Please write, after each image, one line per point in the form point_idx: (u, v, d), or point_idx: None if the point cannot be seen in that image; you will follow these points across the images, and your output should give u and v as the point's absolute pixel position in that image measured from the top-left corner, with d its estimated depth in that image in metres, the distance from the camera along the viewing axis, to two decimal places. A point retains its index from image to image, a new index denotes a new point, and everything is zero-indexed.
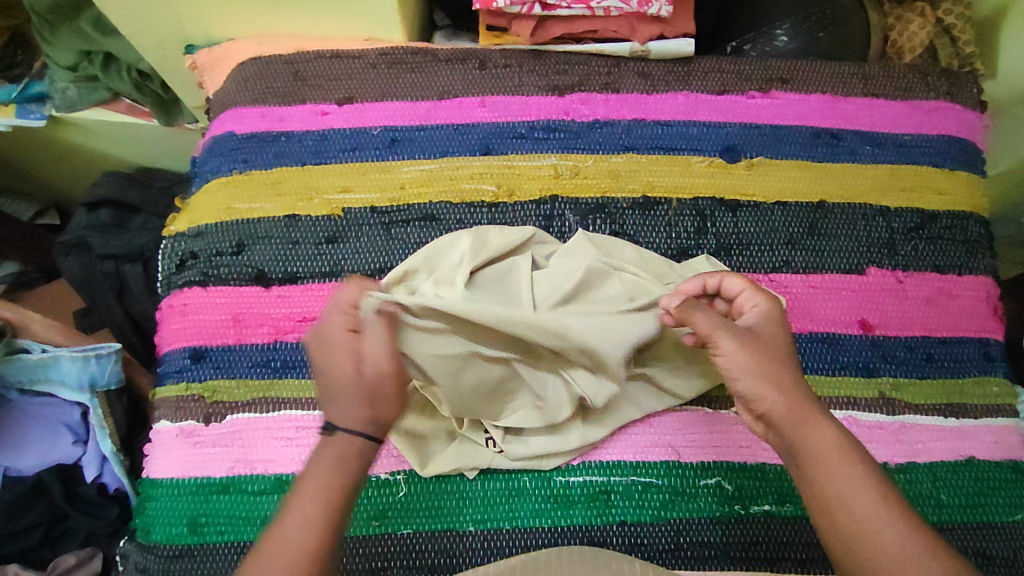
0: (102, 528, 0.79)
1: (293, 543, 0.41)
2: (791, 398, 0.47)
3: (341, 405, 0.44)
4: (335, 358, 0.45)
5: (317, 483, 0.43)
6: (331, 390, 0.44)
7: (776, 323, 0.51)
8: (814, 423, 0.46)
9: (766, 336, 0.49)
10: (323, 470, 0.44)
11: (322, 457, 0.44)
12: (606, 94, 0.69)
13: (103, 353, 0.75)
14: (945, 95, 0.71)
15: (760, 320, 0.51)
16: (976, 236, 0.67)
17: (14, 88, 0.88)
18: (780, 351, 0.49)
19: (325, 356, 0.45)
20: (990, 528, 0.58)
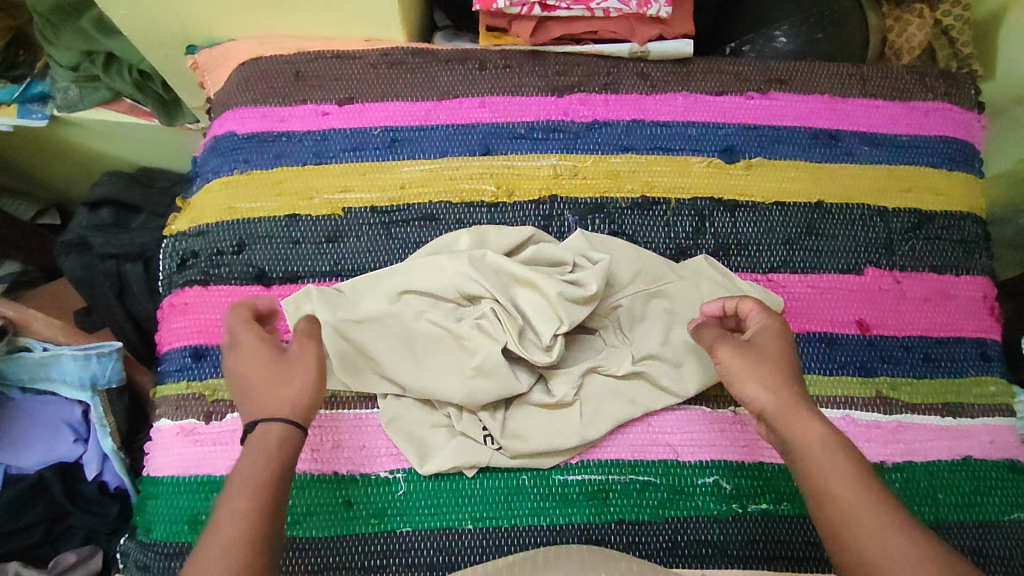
0: (103, 525, 0.79)
1: (231, 531, 0.42)
2: (782, 396, 0.48)
3: (256, 403, 0.48)
4: (250, 362, 0.50)
5: (247, 479, 0.44)
6: (249, 393, 0.49)
7: (777, 333, 0.52)
8: (803, 422, 0.47)
9: (763, 345, 0.51)
10: (251, 464, 0.45)
11: (251, 450, 0.46)
12: (605, 94, 0.69)
13: (104, 352, 0.76)
14: (944, 95, 0.72)
15: (759, 332, 0.52)
16: (973, 237, 0.68)
17: (16, 88, 0.89)
18: (777, 359, 0.50)
19: (239, 362, 0.51)
20: (987, 527, 0.58)
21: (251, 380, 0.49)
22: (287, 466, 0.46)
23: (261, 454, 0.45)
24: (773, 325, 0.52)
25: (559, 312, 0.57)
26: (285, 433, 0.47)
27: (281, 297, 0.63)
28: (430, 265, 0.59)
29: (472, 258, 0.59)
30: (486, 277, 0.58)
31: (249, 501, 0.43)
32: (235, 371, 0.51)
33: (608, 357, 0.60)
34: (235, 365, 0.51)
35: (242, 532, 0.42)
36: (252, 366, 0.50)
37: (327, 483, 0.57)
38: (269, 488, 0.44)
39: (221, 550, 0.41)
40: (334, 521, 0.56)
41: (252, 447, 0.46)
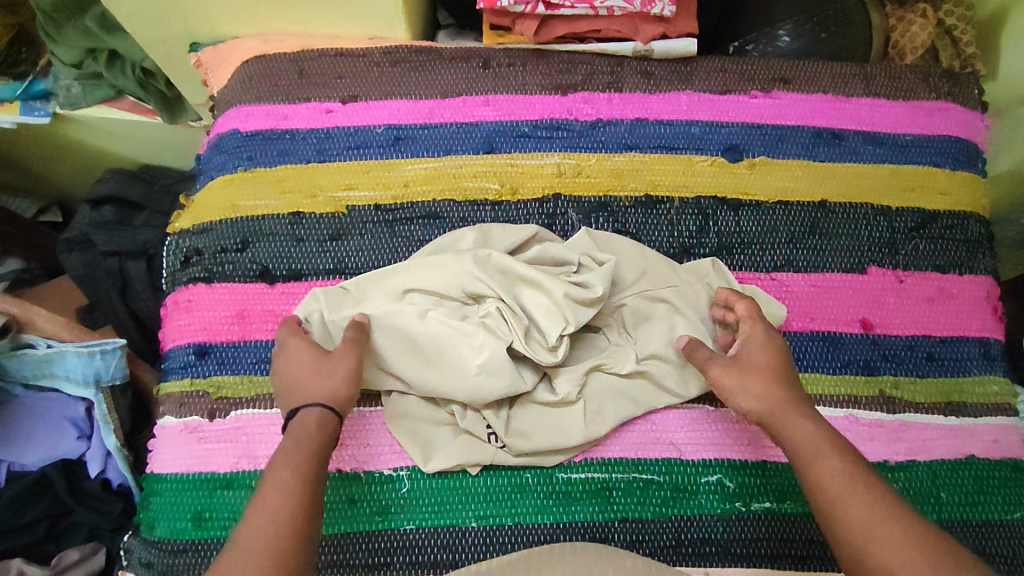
0: (106, 522, 0.79)
1: (275, 504, 0.45)
2: (775, 399, 0.52)
3: (301, 394, 0.53)
4: (293, 358, 0.55)
5: (288, 457, 0.48)
6: (294, 386, 0.53)
7: (765, 341, 0.56)
8: (793, 420, 0.51)
9: (751, 356, 0.55)
10: (293, 445, 0.49)
11: (292, 434, 0.50)
12: (609, 93, 0.69)
13: (107, 348, 0.75)
14: (947, 95, 0.72)
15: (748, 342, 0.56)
16: (977, 237, 0.68)
17: (19, 85, 0.89)
18: (766, 365, 0.54)
19: (285, 358, 0.55)
20: (990, 526, 0.58)
21: (295, 375, 0.54)
22: (325, 448, 0.50)
23: (301, 436, 0.50)
24: (761, 334, 0.56)
25: (564, 312, 0.57)
26: (324, 420, 0.51)
27: (284, 295, 0.63)
28: (433, 264, 0.59)
29: (477, 258, 0.58)
30: (490, 277, 0.58)
31: (291, 475, 0.47)
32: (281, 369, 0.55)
33: (612, 356, 0.60)
34: (281, 363, 0.55)
35: (286, 502, 0.46)
36: (297, 361, 0.55)
37: (331, 480, 0.57)
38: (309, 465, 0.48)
39: (265, 515, 0.45)
40: (338, 518, 0.56)
41: (294, 431, 0.50)
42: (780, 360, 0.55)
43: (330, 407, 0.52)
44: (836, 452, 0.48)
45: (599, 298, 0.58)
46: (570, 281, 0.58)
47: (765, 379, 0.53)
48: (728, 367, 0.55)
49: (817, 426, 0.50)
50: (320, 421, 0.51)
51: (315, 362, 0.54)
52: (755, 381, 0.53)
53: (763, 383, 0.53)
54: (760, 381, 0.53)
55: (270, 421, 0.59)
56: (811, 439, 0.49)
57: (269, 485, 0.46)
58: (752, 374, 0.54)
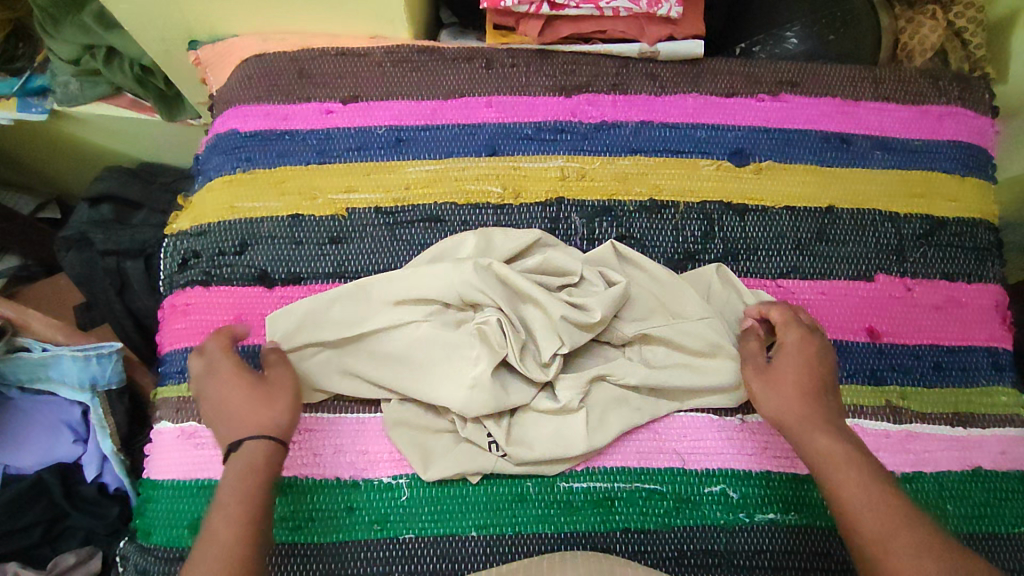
0: (102, 527, 0.78)
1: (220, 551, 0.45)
2: (806, 408, 0.52)
3: (241, 423, 0.51)
4: (230, 387, 0.53)
5: (231, 494, 0.47)
6: (232, 416, 0.52)
7: (799, 352, 0.55)
8: (816, 431, 0.51)
9: (783, 367, 0.54)
10: (233, 481, 0.48)
11: (228, 470, 0.49)
12: (614, 95, 0.68)
13: (104, 352, 0.76)
14: (957, 99, 0.71)
15: (781, 352, 0.55)
16: (986, 244, 0.67)
17: (15, 81, 0.87)
18: (794, 380, 0.53)
19: (223, 387, 0.53)
20: (996, 539, 0.57)
21: (229, 401, 0.52)
22: (266, 482, 0.49)
23: (240, 470, 0.49)
24: (794, 344, 0.55)
25: (561, 329, 0.57)
26: (265, 450, 0.50)
27: (282, 299, 0.62)
28: (429, 273, 0.58)
29: (477, 266, 0.57)
30: (492, 288, 0.57)
31: (237, 513, 0.47)
32: (210, 398, 0.53)
33: (620, 366, 0.59)
34: (206, 386, 0.54)
35: (230, 538, 0.45)
36: (230, 388, 0.53)
37: (329, 488, 0.56)
38: (248, 499, 0.47)
39: (222, 551, 0.44)
40: (335, 527, 0.55)
41: (229, 469, 0.49)
42: (812, 371, 0.54)
43: (265, 435, 0.50)
44: (859, 469, 0.48)
45: (597, 322, 0.57)
46: (570, 301, 0.58)
47: (794, 393, 0.53)
48: (758, 377, 0.55)
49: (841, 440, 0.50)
50: (256, 450, 0.50)
51: (248, 387, 0.52)
52: (784, 393, 0.53)
53: (790, 398, 0.52)
54: (788, 396, 0.53)
55: None
56: (832, 453, 0.49)
57: (216, 519, 0.46)
58: (781, 388, 0.53)
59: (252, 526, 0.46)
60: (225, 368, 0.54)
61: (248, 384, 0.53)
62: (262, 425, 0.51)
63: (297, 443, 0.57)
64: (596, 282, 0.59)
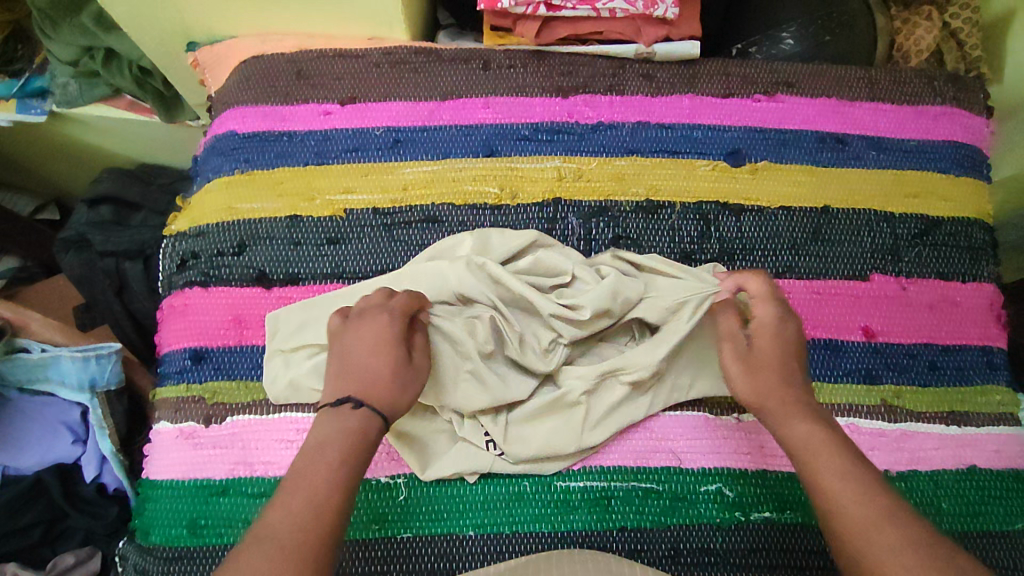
0: (101, 527, 0.78)
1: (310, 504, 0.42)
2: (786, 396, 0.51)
3: (378, 389, 0.49)
4: (371, 351, 0.51)
5: (343, 452, 0.45)
6: (370, 374, 0.50)
7: (775, 332, 0.54)
8: (792, 419, 0.50)
9: (761, 348, 0.53)
10: (348, 440, 0.46)
11: (340, 421, 0.47)
12: (610, 96, 0.69)
13: (103, 353, 0.76)
14: (952, 100, 0.71)
15: (756, 329, 0.55)
16: (980, 243, 0.67)
17: (14, 82, 0.88)
18: (774, 361, 0.53)
19: (359, 348, 0.51)
20: (991, 537, 0.57)
21: (376, 361, 0.50)
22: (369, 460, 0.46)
23: (358, 431, 0.47)
24: (769, 320, 0.54)
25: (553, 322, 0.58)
26: (379, 432, 0.48)
27: (280, 300, 0.62)
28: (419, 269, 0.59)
29: (468, 265, 0.58)
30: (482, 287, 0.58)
31: (338, 475, 0.44)
32: (353, 342, 0.51)
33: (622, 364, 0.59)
34: (359, 329, 0.52)
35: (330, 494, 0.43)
36: (374, 353, 0.50)
37: None
38: (356, 466, 0.45)
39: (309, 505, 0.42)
40: None
41: (341, 421, 0.47)
42: (788, 352, 0.53)
43: (388, 414, 0.49)
44: (839, 454, 0.46)
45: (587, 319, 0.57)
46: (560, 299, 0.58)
47: (773, 376, 0.52)
48: (739, 360, 0.54)
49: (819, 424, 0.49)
50: (374, 424, 0.48)
51: (396, 363, 0.51)
52: (763, 375, 0.52)
53: (771, 382, 0.52)
54: (768, 382, 0.52)
55: (267, 427, 0.59)
56: (812, 437, 0.48)
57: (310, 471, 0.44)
58: (762, 371, 0.52)
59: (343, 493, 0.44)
60: (387, 324, 0.52)
61: (400, 359, 0.51)
62: (390, 405, 0.49)
63: (294, 442, 0.58)
64: (589, 278, 0.59)
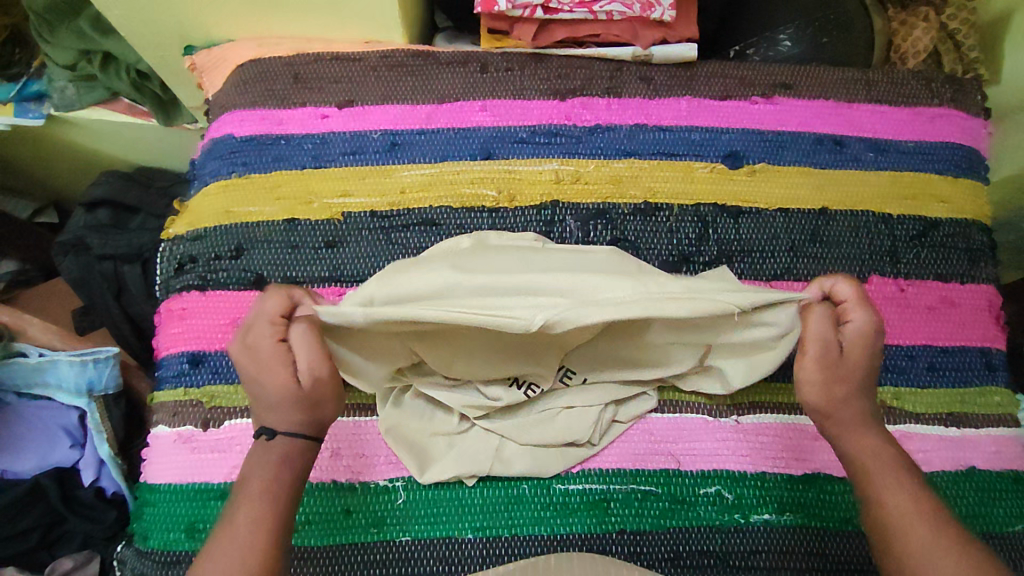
0: (99, 532, 0.77)
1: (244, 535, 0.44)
2: (853, 406, 0.50)
3: (279, 413, 0.48)
4: (267, 376, 0.48)
5: (265, 486, 0.46)
6: (268, 401, 0.48)
7: (866, 342, 0.50)
8: (864, 433, 0.49)
9: (846, 357, 0.50)
10: (267, 471, 0.47)
11: (257, 454, 0.48)
12: (608, 98, 0.69)
13: (101, 357, 0.76)
14: (949, 101, 0.71)
15: (849, 336, 0.50)
16: (979, 245, 0.67)
17: (13, 86, 0.88)
18: (857, 373, 0.50)
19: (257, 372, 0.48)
20: (991, 539, 0.57)
21: (268, 388, 0.48)
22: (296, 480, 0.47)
23: (274, 461, 0.47)
24: (865, 330, 0.50)
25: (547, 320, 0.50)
26: (301, 448, 0.48)
27: None
28: (420, 264, 0.57)
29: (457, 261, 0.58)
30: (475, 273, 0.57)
31: (269, 509, 0.45)
32: (242, 367, 0.48)
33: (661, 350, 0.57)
34: (241, 353, 0.48)
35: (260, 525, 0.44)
36: (269, 377, 0.47)
37: (325, 491, 0.56)
38: (284, 495, 0.46)
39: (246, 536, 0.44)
40: (334, 530, 0.55)
41: (260, 454, 0.47)
42: (872, 365, 0.50)
43: (298, 433, 0.48)
44: (897, 480, 0.47)
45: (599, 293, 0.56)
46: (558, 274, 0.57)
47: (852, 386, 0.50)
48: (825, 368, 0.49)
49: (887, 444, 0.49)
50: (289, 447, 0.48)
51: (292, 383, 0.47)
52: (844, 384, 0.50)
53: (847, 393, 0.50)
54: (843, 395, 0.50)
55: None
56: (882, 457, 0.48)
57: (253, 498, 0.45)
58: (839, 381, 0.50)
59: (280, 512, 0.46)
60: (263, 339, 0.48)
61: (285, 377, 0.47)
62: (299, 424, 0.48)
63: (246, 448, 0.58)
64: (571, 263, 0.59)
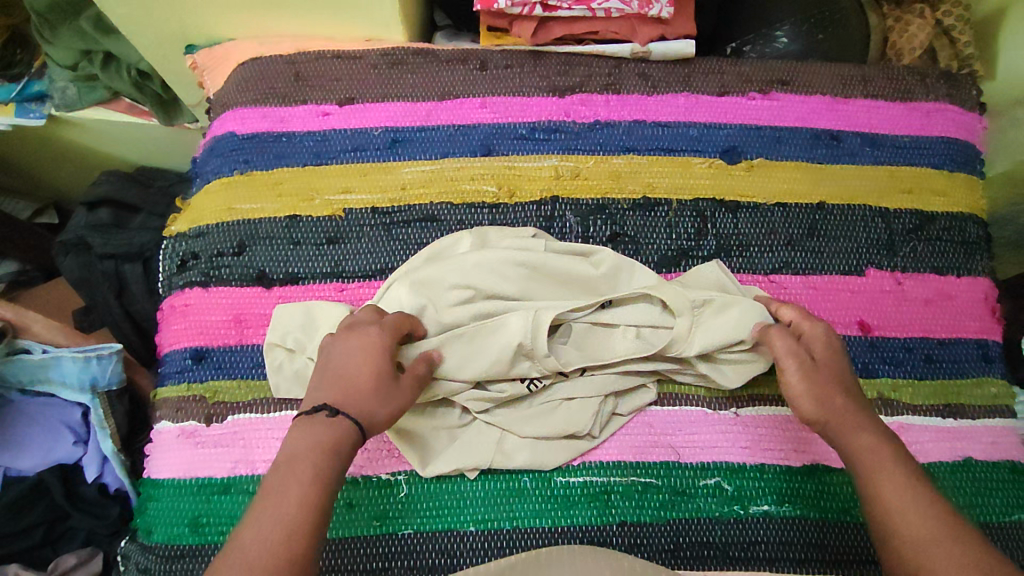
0: (102, 527, 0.78)
1: (282, 513, 0.43)
2: (846, 406, 0.52)
3: (350, 398, 0.49)
4: (355, 363, 0.50)
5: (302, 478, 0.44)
6: (349, 385, 0.49)
7: (828, 345, 0.55)
8: (858, 430, 0.51)
9: (818, 361, 0.54)
10: (316, 454, 0.46)
11: (308, 434, 0.47)
12: (607, 95, 0.69)
13: (104, 353, 0.76)
14: (944, 96, 0.72)
15: (810, 344, 0.55)
16: (974, 238, 0.68)
17: (13, 87, 0.89)
18: (833, 373, 0.54)
19: (344, 358, 0.51)
20: (987, 528, 0.58)
21: (359, 373, 0.50)
22: (341, 469, 0.46)
23: (325, 443, 0.46)
24: (821, 336, 0.56)
25: (540, 338, 0.56)
26: (353, 442, 0.47)
27: (280, 298, 0.63)
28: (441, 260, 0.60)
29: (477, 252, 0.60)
30: (498, 271, 0.59)
31: (305, 491, 0.44)
32: (340, 348, 0.51)
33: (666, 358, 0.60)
34: (350, 339, 0.52)
35: (299, 510, 0.43)
36: (357, 363, 0.50)
37: None
38: (327, 483, 0.45)
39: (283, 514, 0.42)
40: (337, 523, 0.56)
41: (311, 433, 0.47)
42: (840, 367, 0.54)
43: (359, 422, 0.48)
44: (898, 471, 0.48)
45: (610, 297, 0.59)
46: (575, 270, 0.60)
47: (832, 384, 0.53)
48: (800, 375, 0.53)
49: (885, 440, 0.50)
50: (346, 435, 0.47)
51: (378, 379, 0.50)
52: (824, 383, 0.53)
53: (831, 392, 0.52)
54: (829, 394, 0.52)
55: (267, 426, 0.59)
56: (877, 451, 0.49)
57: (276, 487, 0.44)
58: (822, 383, 0.53)
59: (316, 496, 0.44)
60: (372, 334, 0.52)
61: (384, 373, 0.51)
62: (364, 417, 0.48)
63: (256, 442, 0.58)
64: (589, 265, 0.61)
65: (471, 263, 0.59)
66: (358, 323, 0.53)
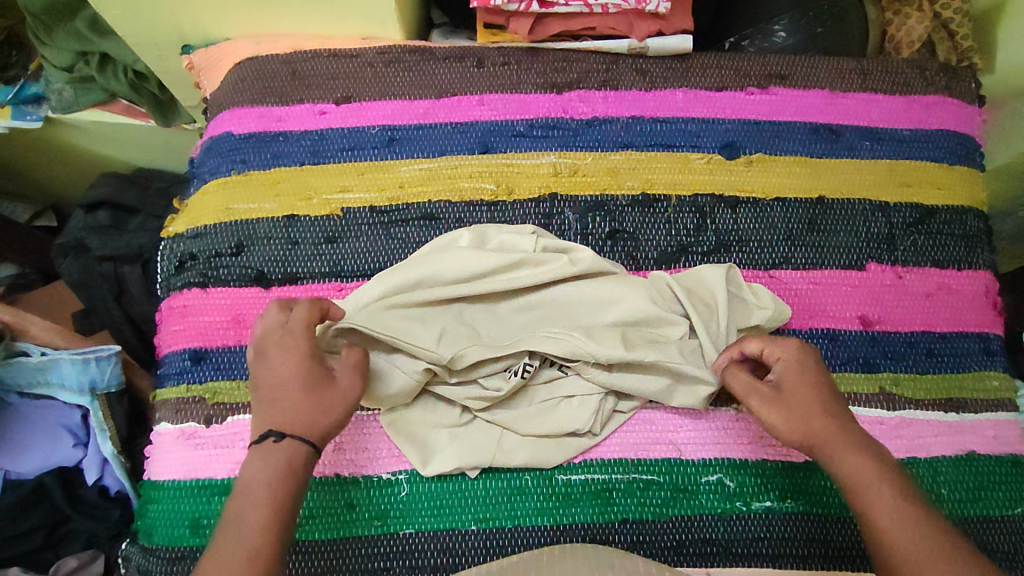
0: (104, 530, 0.79)
1: (243, 543, 0.43)
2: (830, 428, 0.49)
3: (289, 414, 0.48)
4: (283, 378, 0.49)
5: (263, 495, 0.45)
6: (283, 398, 0.49)
7: (801, 369, 0.52)
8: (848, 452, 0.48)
9: (790, 390, 0.52)
10: (268, 477, 0.46)
11: (259, 461, 0.47)
12: (604, 91, 0.69)
13: (101, 355, 0.76)
14: (943, 89, 0.71)
15: (784, 372, 0.52)
16: (975, 231, 0.67)
17: (10, 90, 0.88)
18: (810, 400, 0.51)
19: (272, 373, 0.50)
20: (991, 522, 0.58)
21: (289, 386, 0.49)
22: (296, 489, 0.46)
23: (274, 466, 0.46)
24: (791, 360, 0.52)
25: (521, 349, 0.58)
26: (304, 456, 0.47)
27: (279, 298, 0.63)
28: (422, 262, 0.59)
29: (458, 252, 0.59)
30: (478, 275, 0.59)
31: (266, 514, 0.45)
32: (269, 363, 0.50)
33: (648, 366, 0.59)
34: (267, 355, 0.51)
35: (257, 540, 0.44)
36: (286, 379, 0.49)
37: (328, 485, 0.57)
38: (285, 506, 0.45)
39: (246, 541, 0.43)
40: (337, 523, 0.56)
41: (261, 460, 0.47)
42: (820, 390, 0.51)
43: (306, 439, 0.48)
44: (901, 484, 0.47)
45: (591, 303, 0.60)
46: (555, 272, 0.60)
47: (812, 407, 0.50)
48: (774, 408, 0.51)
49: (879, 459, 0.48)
50: (295, 454, 0.47)
51: (308, 388, 0.49)
52: (801, 410, 0.50)
53: (812, 420, 0.50)
54: (809, 420, 0.50)
55: None
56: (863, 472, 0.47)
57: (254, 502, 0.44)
58: (800, 415, 0.50)
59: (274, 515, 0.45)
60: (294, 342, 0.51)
61: (314, 376, 0.50)
62: (310, 428, 0.48)
63: None
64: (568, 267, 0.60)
65: (461, 259, 0.59)
66: (276, 332, 0.51)
